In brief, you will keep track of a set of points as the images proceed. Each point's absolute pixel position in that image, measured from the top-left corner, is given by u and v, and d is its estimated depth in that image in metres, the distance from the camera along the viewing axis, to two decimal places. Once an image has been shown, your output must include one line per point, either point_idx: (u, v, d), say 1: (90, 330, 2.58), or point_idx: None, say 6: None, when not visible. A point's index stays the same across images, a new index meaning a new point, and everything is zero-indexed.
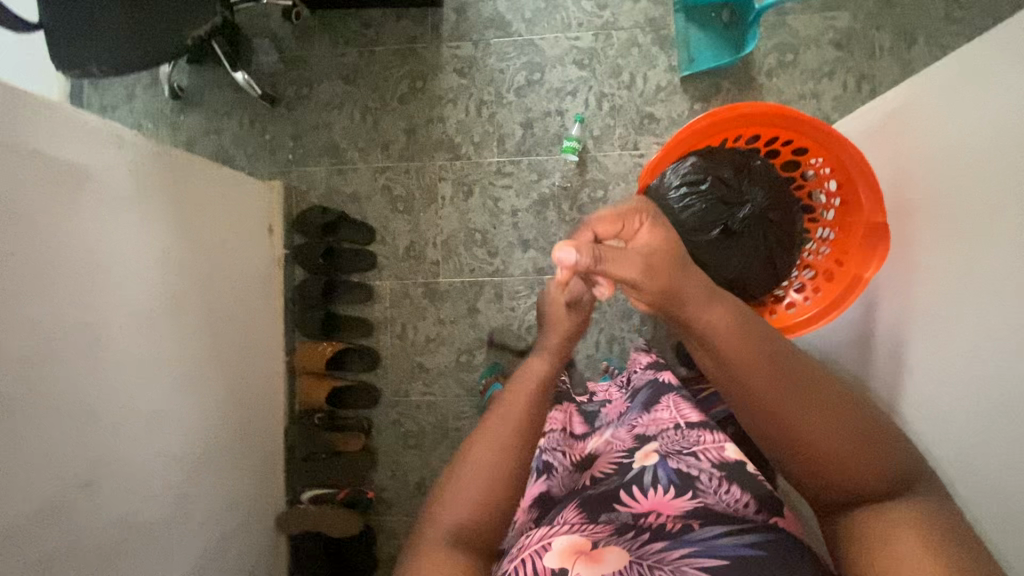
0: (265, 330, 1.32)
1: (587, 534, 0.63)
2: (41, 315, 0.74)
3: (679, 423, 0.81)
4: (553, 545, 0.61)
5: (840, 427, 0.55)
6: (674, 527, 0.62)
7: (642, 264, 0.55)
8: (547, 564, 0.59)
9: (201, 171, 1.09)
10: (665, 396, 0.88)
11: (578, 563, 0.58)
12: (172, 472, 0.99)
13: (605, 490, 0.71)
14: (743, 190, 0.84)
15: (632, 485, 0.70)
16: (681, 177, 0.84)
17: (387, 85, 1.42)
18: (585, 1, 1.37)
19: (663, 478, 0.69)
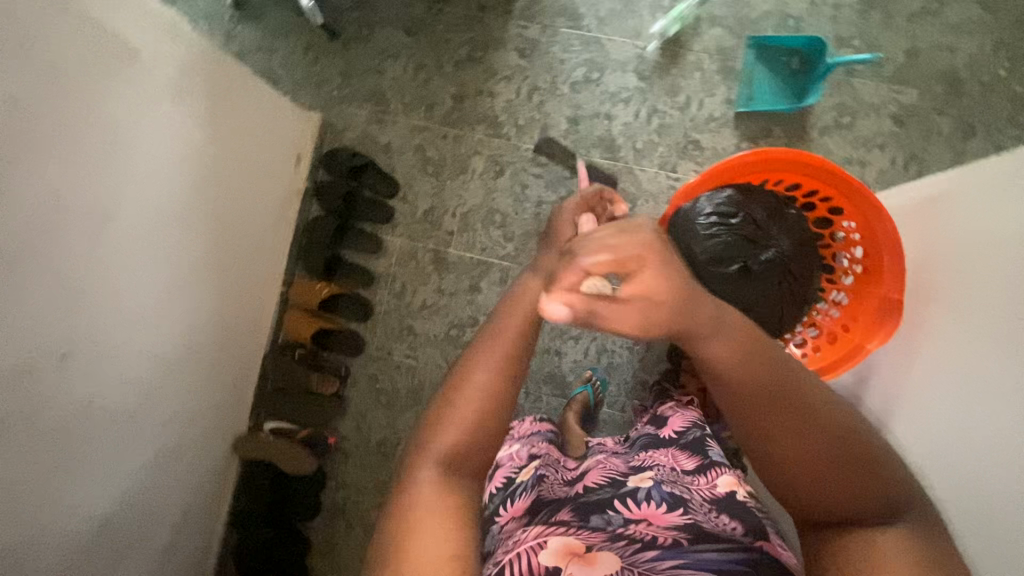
0: (269, 255, 1.32)
1: (581, 537, 0.66)
2: (58, 179, 0.73)
3: (676, 466, 0.89)
4: (546, 544, 0.65)
5: (828, 454, 0.54)
6: (665, 540, 0.66)
7: (643, 321, 0.48)
8: (541, 562, 0.62)
9: (243, 83, 1.08)
10: (664, 445, 0.96)
11: (571, 564, 0.61)
12: (146, 367, 0.99)
13: (600, 498, 0.78)
14: (771, 234, 0.85)
15: (627, 497, 0.77)
16: (714, 206, 0.85)
17: (447, 47, 1.41)
18: (661, 14, 1.36)
19: (656, 497, 0.76)
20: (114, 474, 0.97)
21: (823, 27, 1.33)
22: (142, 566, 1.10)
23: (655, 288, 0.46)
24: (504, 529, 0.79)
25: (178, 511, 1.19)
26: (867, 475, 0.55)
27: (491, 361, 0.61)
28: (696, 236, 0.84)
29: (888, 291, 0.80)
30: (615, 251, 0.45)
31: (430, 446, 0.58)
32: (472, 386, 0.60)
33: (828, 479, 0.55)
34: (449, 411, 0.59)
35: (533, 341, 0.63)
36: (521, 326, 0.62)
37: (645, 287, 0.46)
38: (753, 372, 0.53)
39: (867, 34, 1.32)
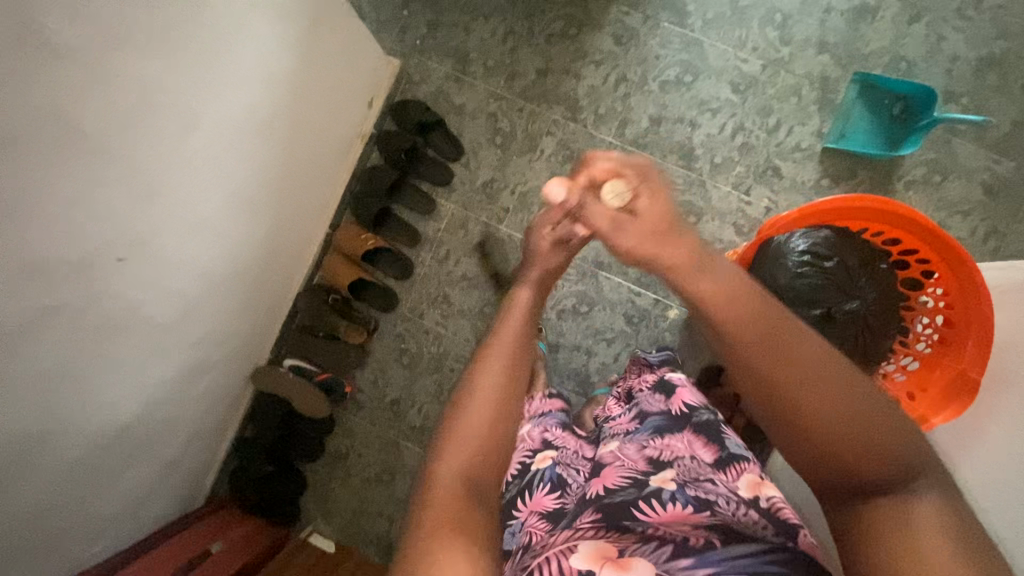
0: (322, 195, 1.28)
1: (610, 541, 0.64)
2: (152, 76, 0.71)
3: (694, 458, 0.82)
4: (579, 547, 0.62)
5: (842, 402, 0.48)
6: (697, 542, 0.61)
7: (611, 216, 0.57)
8: (573, 565, 0.60)
9: (339, 15, 1.04)
10: (681, 429, 0.88)
11: (605, 567, 0.59)
12: (192, 282, 0.97)
13: (620, 499, 0.71)
14: (857, 284, 0.82)
15: (650, 498, 0.70)
16: (807, 244, 0.83)
17: (542, 18, 1.35)
18: (770, 29, 1.30)
19: (681, 497, 0.69)
20: (142, 381, 0.96)
21: (935, 78, 1.27)
22: (146, 474, 1.10)
23: (645, 209, 0.55)
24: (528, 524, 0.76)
25: (189, 428, 1.19)
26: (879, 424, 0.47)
27: (490, 385, 0.59)
28: (787, 267, 0.82)
29: (967, 367, 0.77)
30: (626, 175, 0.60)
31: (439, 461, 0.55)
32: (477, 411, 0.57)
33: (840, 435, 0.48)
34: (455, 428, 0.57)
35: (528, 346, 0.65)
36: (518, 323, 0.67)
37: (637, 205, 0.56)
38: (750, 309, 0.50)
39: (979, 95, 1.26)
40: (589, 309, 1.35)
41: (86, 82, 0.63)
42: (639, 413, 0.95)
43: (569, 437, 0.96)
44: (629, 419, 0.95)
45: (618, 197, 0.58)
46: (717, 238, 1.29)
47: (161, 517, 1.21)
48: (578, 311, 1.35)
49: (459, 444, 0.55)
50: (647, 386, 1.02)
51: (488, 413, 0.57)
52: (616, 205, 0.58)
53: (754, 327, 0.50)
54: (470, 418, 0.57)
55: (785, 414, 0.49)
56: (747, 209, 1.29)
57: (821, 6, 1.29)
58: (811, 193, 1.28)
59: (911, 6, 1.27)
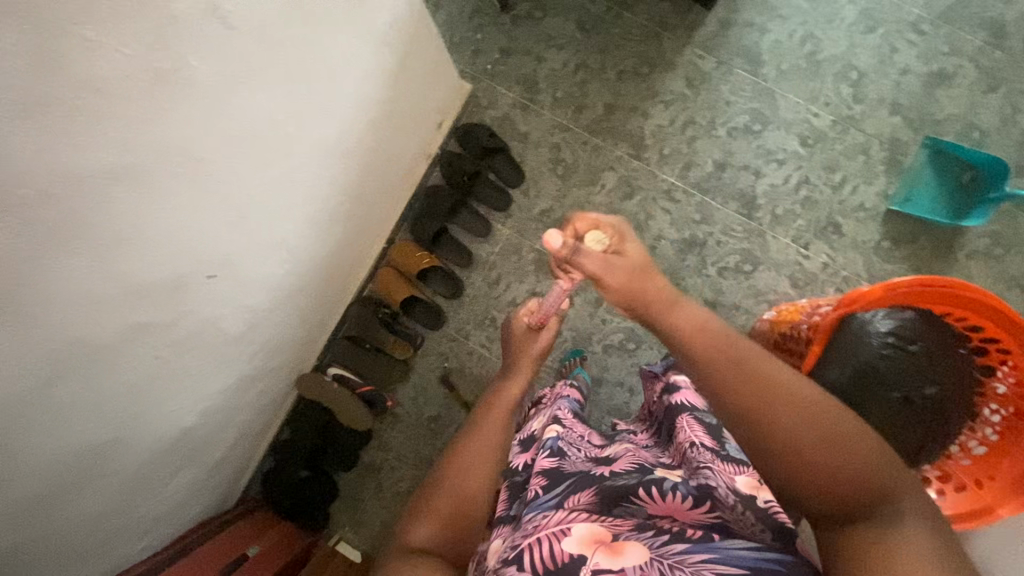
0: (384, 212, 1.29)
1: (606, 526, 0.62)
2: (262, 109, 0.73)
3: (695, 442, 0.81)
4: (572, 530, 0.60)
5: (797, 422, 0.46)
6: (696, 535, 0.59)
7: (601, 264, 0.62)
8: (564, 548, 0.57)
9: (429, 44, 1.06)
10: (683, 417, 0.88)
11: (597, 552, 0.57)
12: (263, 297, 0.99)
13: (624, 483, 0.70)
14: (937, 372, 0.85)
15: (652, 485, 0.68)
16: (890, 325, 0.86)
17: (615, 54, 1.36)
18: (844, 86, 1.30)
19: (682, 489, 0.67)
20: (204, 390, 0.97)
21: (1007, 150, 1.26)
22: (193, 475, 1.12)
23: (629, 256, 0.63)
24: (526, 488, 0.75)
25: (236, 431, 1.20)
26: (832, 435, 0.45)
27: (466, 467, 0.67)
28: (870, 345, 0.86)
29: None
30: (605, 226, 0.65)
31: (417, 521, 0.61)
32: (452, 481, 0.65)
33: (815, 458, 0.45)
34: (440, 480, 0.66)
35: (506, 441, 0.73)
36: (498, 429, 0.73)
37: (623, 248, 0.63)
38: (699, 326, 0.55)
39: None
40: (636, 347, 1.35)
41: (208, 113, 0.65)
42: (656, 434, 0.96)
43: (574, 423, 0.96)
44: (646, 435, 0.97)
45: (603, 244, 0.64)
46: (772, 288, 1.28)
47: (199, 516, 1.23)
48: (625, 347, 1.36)
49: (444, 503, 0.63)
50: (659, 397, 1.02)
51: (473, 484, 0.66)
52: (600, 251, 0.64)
53: (699, 346, 0.53)
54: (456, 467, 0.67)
55: (758, 431, 0.47)
56: (805, 263, 1.29)
57: (897, 67, 1.29)
58: (870, 253, 1.28)
59: (989, 76, 1.27)
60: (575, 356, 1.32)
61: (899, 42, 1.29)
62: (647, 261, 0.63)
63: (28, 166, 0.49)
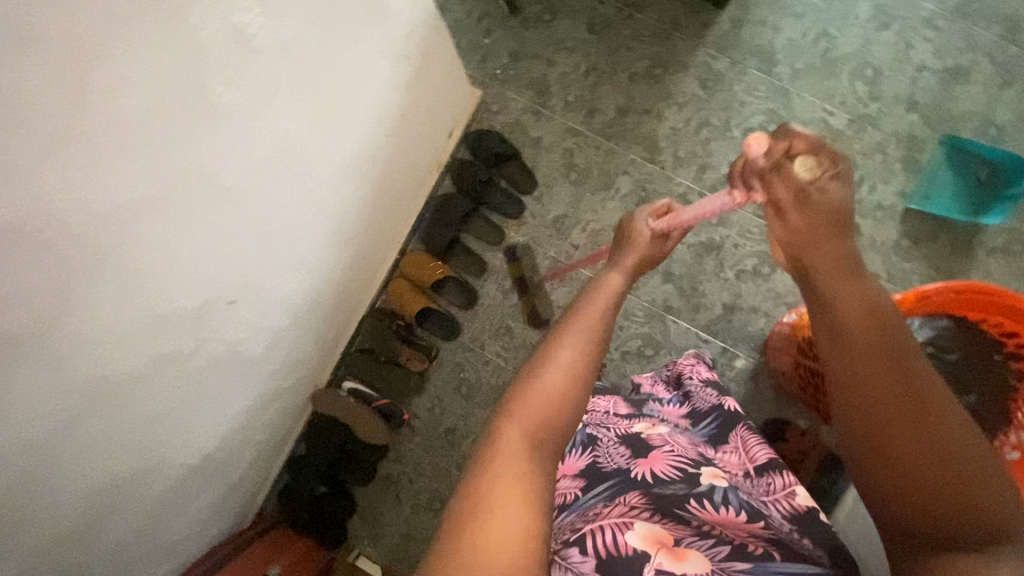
0: (398, 221, 1.27)
1: (666, 527, 0.63)
2: (287, 129, 0.71)
3: (749, 470, 0.80)
4: (634, 525, 0.62)
5: (915, 423, 0.46)
6: (755, 548, 0.60)
7: (799, 198, 0.60)
8: (629, 543, 0.59)
9: (445, 51, 1.03)
10: (735, 431, 0.87)
11: (661, 554, 0.58)
12: (281, 316, 0.96)
13: (673, 494, 0.69)
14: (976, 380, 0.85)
15: (702, 497, 0.68)
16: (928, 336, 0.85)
17: (627, 56, 1.34)
18: (859, 84, 1.28)
19: (734, 501, 0.68)
20: (224, 414, 0.95)
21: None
22: (211, 498, 1.09)
23: (830, 194, 0.59)
24: (559, 485, 0.74)
25: (252, 451, 1.18)
26: (951, 449, 0.45)
27: (563, 359, 0.55)
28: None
29: None
30: (820, 157, 0.60)
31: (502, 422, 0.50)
32: (556, 361, 0.54)
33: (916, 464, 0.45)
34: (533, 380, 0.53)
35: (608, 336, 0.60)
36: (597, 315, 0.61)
37: (826, 187, 0.59)
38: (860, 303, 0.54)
39: None
40: (654, 353, 1.34)
41: (234, 139, 0.63)
42: (692, 411, 0.94)
43: (598, 400, 0.93)
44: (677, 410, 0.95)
45: (814, 173, 0.60)
46: None
47: (217, 537, 1.20)
48: (643, 354, 1.34)
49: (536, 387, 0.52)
50: (701, 378, 1.01)
51: (560, 382, 0.53)
52: (809, 179, 0.60)
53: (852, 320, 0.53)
54: (540, 381, 0.53)
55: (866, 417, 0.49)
56: None
57: (913, 64, 1.27)
58: (889, 253, 1.26)
59: (1005, 71, 1.26)
60: None
61: (915, 38, 1.28)
62: (845, 210, 0.59)
63: (53, 206, 0.48)
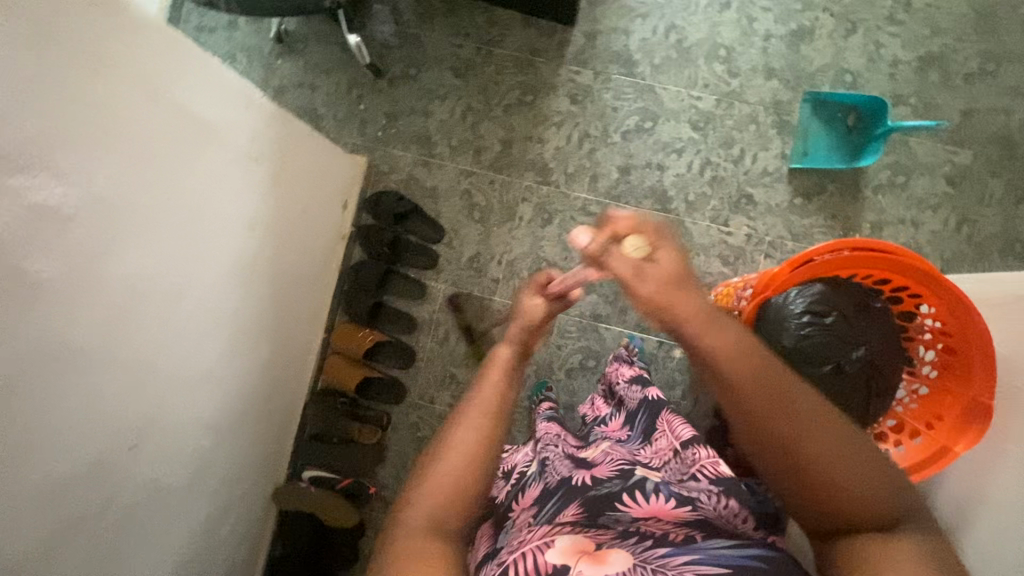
0: (312, 301, 1.27)
1: (589, 535, 0.62)
2: (134, 273, 0.70)
3: (676, 446, 0.89)
4: (554, 543, 0.59)
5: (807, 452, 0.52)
6: (677, 537, 0.62)
7: (633, 265, 0.57)
8: (549, 561, 0.57)
9: (303, 134, 1.04)
10: (661, 417, 0.98)
11: (581, 561, 0.56)
12: (201, 437, 0.96)
13: (607, 490, 0.70)
14: (863, 332, 0.87)
15: (635, 488, 0.69)
16: (807, 303, 0.87)
17: (497, 90, 1.38)
18: (716, 64, 1.33)
19: (665, 490, 0.69)
20: (168, 551, 0.93)
21: (880, 85, 1.31)
22: None
23: (663, 263, 0.57)
24: (515, 519, 0.73)
25: (221, 568, 1.16)
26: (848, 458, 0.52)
27: (460, 449, 0.55)
28: (791, 331, 0.86)
29: (978, 394, 0.79)
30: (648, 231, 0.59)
31: (406, 513, 0.53)
32: (451, 445, 0.56)
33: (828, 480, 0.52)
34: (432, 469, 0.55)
35: (505, 407, 0.59)
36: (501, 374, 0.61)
37: (658, 256, 0.57)
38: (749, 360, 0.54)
39: (925, 93, 1.31)
40: (596, 363, 1.36)
41: (74, 304, 0.63)
42: (628, 417, 1.07)
43: (549, 426, 1.04)
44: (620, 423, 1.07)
45: (643, 251, 0.58)
46: (706, 272, 1.32)
47: None
48: (586, 366, 1.36)
49: (434, 495, 0.53)
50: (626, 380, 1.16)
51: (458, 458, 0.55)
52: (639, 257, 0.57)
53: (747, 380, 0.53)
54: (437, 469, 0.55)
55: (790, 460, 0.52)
56: (729, 239, 1.32)
57: (760, 35, 1.33)
58: (786, 214, 1.31)
59: (845, 20, 1.32)
60: (539, 390, 1.32)
61: (755, 11, 1.33)
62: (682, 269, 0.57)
63: None
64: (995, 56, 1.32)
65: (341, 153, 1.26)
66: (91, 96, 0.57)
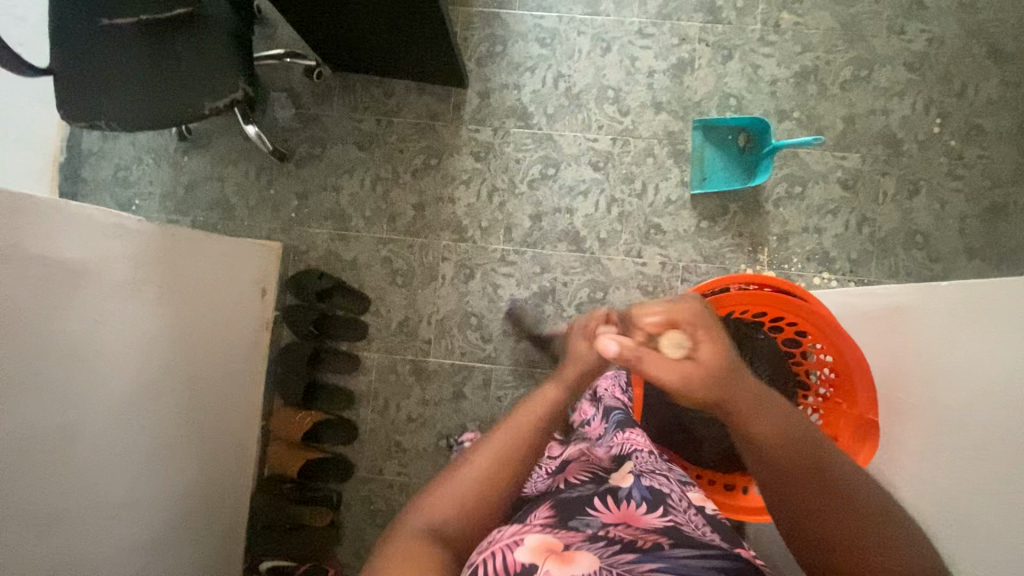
0: (241, 397, 1.27)
1: (559, 536, 0.59)
2: (17, 426, 0.71)
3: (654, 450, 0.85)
4: (524, 541, 0.58)
5: (799, 445, 0.56)
6: (645, 544, 0.59)
7: (678, 367, 0.55)
8: (518, 559, 0.54)
9: (199, 244, 1.08)
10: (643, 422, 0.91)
11: (549, 561, 0.54)
12: (130, 564, 0.94)
13: (578, 495, 0.71)
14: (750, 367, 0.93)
15: (607, 494, 0.71)
16: None
17: (402, 157, 1.42)
18: (607, 105, 1.38)
19: (636, 494, 0.70)
20: None
21: (763, 104, 1.37)
22: None
23: (708, 357, 0.56)
24: None
25: None
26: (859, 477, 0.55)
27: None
28: None
29: (864, 411, 0.83)
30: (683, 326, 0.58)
31: None
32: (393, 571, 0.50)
33: (798, 487, 0.55)
34: None
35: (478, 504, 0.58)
36: (475, 475, 0.58)
37: (703, 351, 0.56)
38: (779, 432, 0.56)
39: (806, 106, 1.37)
40: None
41: None
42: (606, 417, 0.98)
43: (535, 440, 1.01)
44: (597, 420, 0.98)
45: (682, 349, 0.57)
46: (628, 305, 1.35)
47: None
48: None
49: None
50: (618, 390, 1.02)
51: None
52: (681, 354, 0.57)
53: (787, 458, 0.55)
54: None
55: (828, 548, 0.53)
56: (645, 269, 1.36)
57: (643, 72, 1.39)
58: (695, 238, 1.35)
59: (721, 48, 1.39)
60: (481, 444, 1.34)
61: (635, 50, 1.39)
62: (728, 360, 0.56)
63: None
64: (866, 62, 1.39)
65: (244, 239, 1.27)
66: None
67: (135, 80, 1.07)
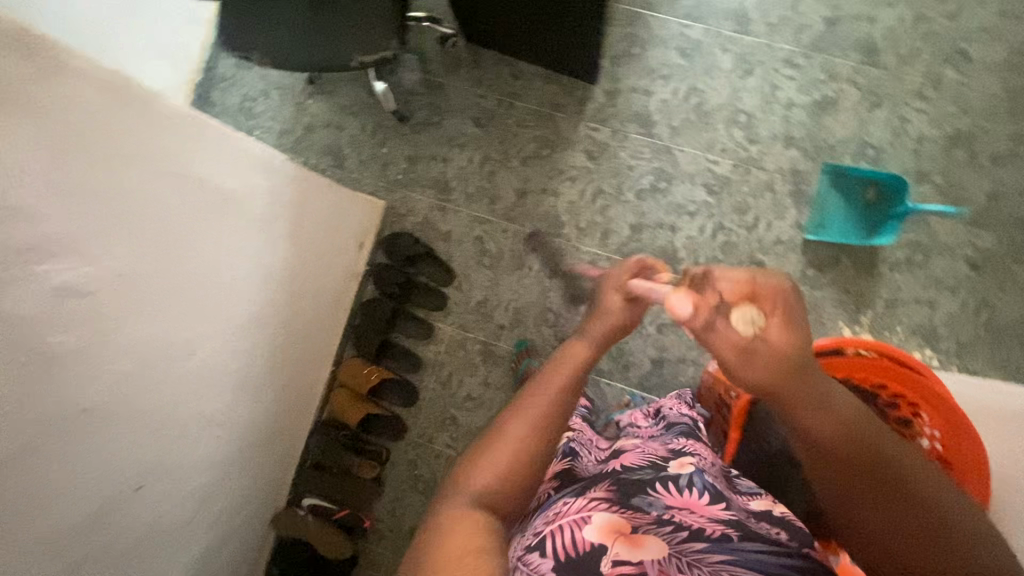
0: (321, 342, 1.32)
1: (627, 516, 0.59)
2: (151, 330, 0.76)
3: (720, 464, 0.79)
4: (591, 518, 0.58)
5: (861, 445, 0.52)
6: (711, 532, 0.58)
7: (744, 347, 0.52)
8: (586, 536, 0.56)
9: (324, 195, 1.12)
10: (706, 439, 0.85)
11: (617, 543, 0.55)
12: (206, 477, 1.00)
13: (639, 477, 0.69)
14: None
15: (667, 480, 0.67)
16: None
17: (515, 142, 1.41)
18: (736, 130, 1.34)
19: (698, 484, 0.67)
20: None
21: (902, 160, 1.30)
22: None
23: (774, 340, 0.51)
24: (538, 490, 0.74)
25: None
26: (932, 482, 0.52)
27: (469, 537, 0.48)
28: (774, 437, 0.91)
29: None
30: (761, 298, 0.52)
31: None
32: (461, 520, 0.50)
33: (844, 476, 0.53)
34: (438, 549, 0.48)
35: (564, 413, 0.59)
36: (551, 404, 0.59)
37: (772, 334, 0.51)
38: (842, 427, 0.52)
39: (949, 173, 1.29)
40: None
41: (90, 363, 0.67)
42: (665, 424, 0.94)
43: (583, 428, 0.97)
44: (655, 428, 0.94)
45: (755, 324, 0.51)
46: None
47: None
48: None
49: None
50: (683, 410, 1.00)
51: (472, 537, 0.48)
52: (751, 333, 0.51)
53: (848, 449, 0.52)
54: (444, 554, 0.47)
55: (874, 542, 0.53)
56: None
57: (781, 103, 1.33)
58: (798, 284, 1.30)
59: (870, 93, 1.31)
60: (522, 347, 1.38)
61: (779, 79, 1.33)
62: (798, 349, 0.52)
63: None
64: None
65: (359, 193, 1.31)
66: (116, 165, 0.65)
67: (294, 21, 1.09)
